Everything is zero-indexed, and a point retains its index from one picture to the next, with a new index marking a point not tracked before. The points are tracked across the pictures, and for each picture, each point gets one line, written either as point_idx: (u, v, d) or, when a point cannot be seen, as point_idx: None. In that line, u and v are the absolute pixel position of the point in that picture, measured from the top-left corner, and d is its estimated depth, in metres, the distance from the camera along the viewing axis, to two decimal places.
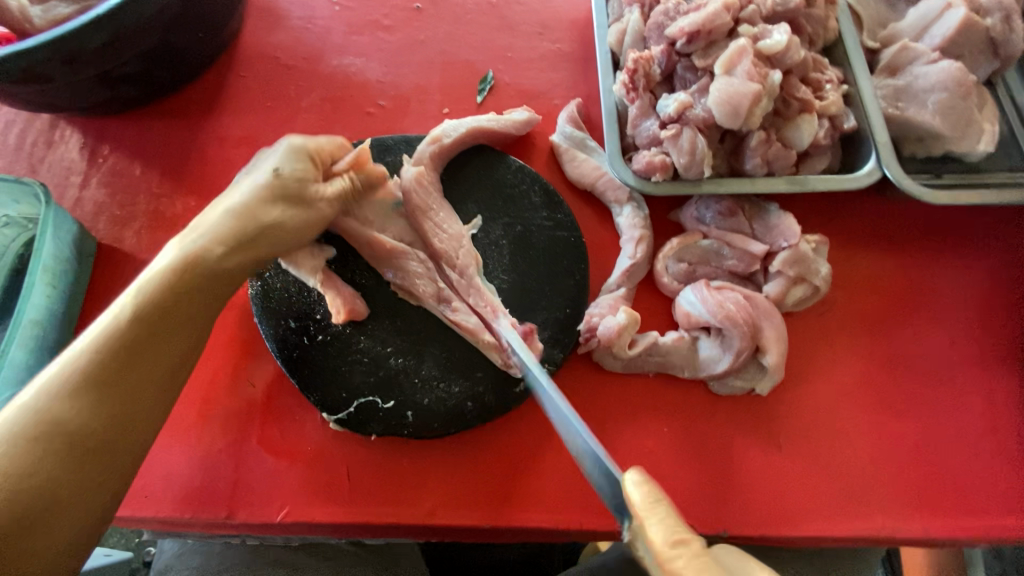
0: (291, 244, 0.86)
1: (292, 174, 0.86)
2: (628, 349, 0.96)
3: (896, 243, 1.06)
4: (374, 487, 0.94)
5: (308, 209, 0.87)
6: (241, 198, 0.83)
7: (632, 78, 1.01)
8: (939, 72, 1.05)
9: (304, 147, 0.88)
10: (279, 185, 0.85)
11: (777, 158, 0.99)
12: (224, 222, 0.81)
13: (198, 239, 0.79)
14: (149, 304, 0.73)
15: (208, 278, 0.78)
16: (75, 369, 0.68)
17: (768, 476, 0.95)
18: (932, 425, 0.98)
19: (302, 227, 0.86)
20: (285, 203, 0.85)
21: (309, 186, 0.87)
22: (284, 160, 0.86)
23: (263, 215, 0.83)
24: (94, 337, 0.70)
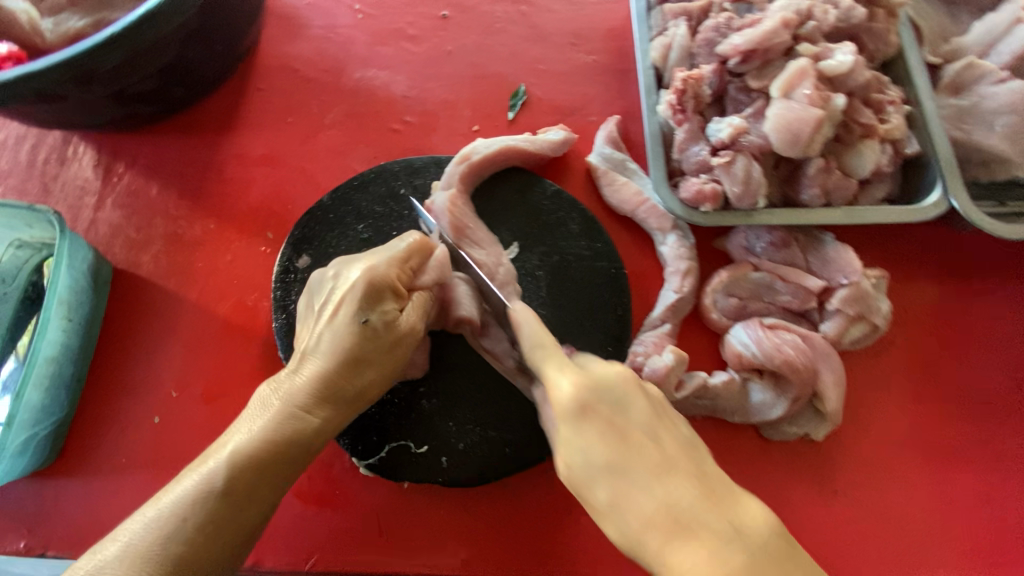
0: (376, 390, 0.78)
1: (376, 317, 0.76)
2: (675, 392, 0.90)
3: (959, 276, 0.99)
4: (406, 535, 0.90)
5: (397, 350, 0.78)
6: (327, 349, 0.74)
7: (680, 99, 0.94)
8: (1009, 93, 0.98)
9: (388, 273, 0.78)
10: (368, 328, 0.75)
11: (837, 187, 0.92)
12: (313, 380, 0.73)
13: (285, 403, 0.72)
14: (233, 478, 0.65)
15: (293, 447, 0.70)
16: (149, 551, 0.60)
17: (822, 527, 0.90)
18: (996, 474, 0.92)
19: (389, 366, 0.78)
20: (376, 347, 0.76)
21: (396, 323, 0.78)
22: (369, 303, 0.76)
23: (352, 371, 0.75)
24: (172, 510, 0.62)
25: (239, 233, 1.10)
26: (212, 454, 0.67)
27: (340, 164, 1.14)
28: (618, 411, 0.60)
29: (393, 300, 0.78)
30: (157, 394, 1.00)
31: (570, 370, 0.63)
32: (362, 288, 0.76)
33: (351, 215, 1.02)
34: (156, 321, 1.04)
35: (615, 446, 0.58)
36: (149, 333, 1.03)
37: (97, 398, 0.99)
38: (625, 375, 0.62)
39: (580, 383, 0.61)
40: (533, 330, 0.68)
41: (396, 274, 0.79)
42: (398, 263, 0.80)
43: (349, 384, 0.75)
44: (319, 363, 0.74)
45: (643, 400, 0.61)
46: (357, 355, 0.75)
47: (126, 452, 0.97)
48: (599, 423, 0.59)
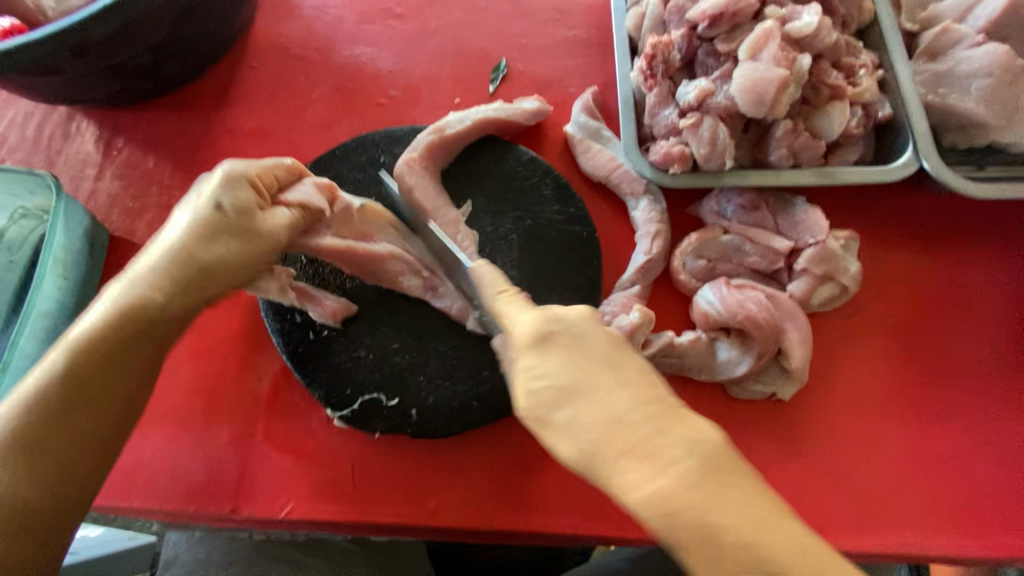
0: (244, 268, 0.79)
1: (234, 202, 0.78)
2: (642, 349, 0.92)
3: (934, 240, 0.99)
4: (378, 486, 0.92)
5: (258, 245, 0.80)
6: (177, 229, 0.76)
7: (649, 64, 0.96)
8: (984, 55, 0.98)
9: (246, 172, 0.80)
10: (226, 219, 0.77)
11: (805, 148, 0.93)
12: (156, 259, 0.75)
13: (117, 293, 0.72)
14: (114, 327, 0.70)
15: (161, 291, 0.73)
16: (20, 407, 0.65)
17: (789, 486, 0.90)
18: (969, 438, 0.91)
19: (249, 262, 0.79)
20: (230, 232, 0.77)
21: (247, 212, 0.79)
22: (221, 189, 0.78)
23: (199, 251, 0.75)
24: (49, 384, 0.66)
25: None
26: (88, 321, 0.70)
27: (326, 136, 1.18)
28: (575, 344, 0.63)
29: (251, 193, 0.80)
30: None
31: (534, 309, 0.66)
32: (212, 190, 0.78)
33: (332, 181, 1.05)
34: None
35: (580, 389, 0.61)
36: None
37: None
38: (590, 314, 0.65)
39: (545, 316, 0.64)
40: (498, 279, 0.73)
41: (270, 179, 0.84)
42: (258, 165, 0.82)
43: (193, 262, 0.75)
44: (158, 252, 0.75)
45: (608, 337, 0.64)
46: (186, 228, 0.76)
47: None
48: (560, 351, 0.62)
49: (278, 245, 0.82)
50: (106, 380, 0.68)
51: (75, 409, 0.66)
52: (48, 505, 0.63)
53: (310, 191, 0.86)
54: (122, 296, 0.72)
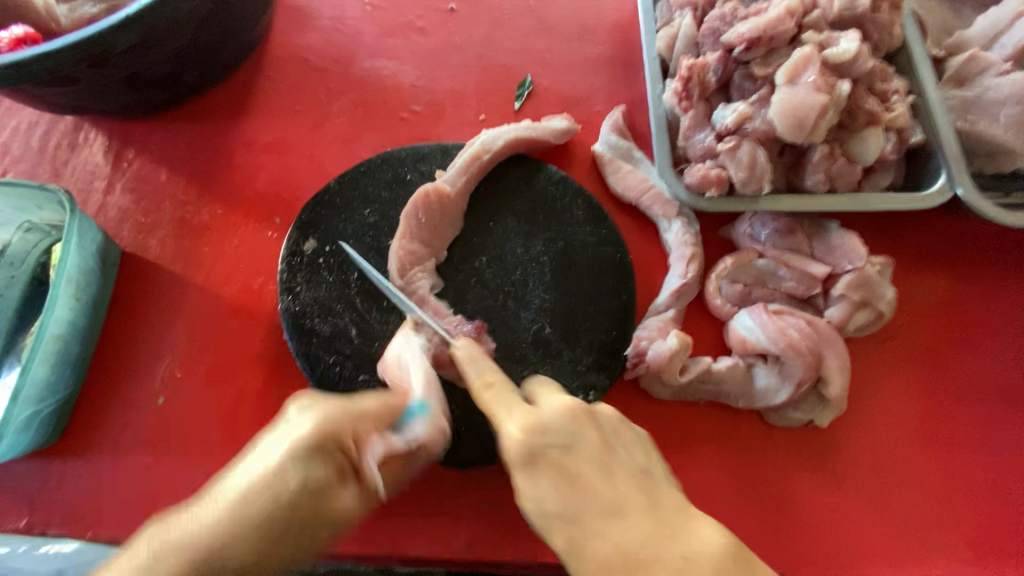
0: (282, 564, 0.68)
1: (310, 482, 0.66)
2: (678, 376, 0.90)
3: (964, 265, 1.00)
4: (408, 517, 0.89)
5: (320, 527, 0.68)
6: (224, 500, 0.64)
7: (685, 86, 0.95)
8: (1014, 84, 0.98)
9: (338, 429, 0.68)
10: (291, 501, 0.65)
11: (840, 174, 0.93)
12: (184, 539, 0.62)
13: (150, 547, 0.61)
14: None
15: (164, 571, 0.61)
16: None
17: (829, 517, 0.88)
18: (1010, 467, 0.91)
19: (299, 553, 0.68)
20: (295, 516, 0.66)
21: (329, 484, 0.68)
22: (302, 458, 0.66)
23: (231, 545, 0.63)
24: None
25: (246, 217, 1.10)
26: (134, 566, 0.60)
27: (348, 151, 1.15)
28: (569, 454, 0.65)
29: (331, 468, 0.68)
30: (162, 375, 0.99)
31: (520, 415, 0.67)
32: (290, 452, 0.66)
33: (357, 199, 1.02)
34: (162, 304, 1.04)
35: (595, 503, 0.64)
36: (155, 315, 1.04)
37: (102, 379, 0.99)
38: (573, 411, 0.68)
39: (534, 428, 0.65)
40: (481, 370, 0.72)
41: (366, 428, 0.71)
42: (354, 418, 0.70)
43: (219, 554, 0.63)
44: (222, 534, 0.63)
45: (589, 430, 0.67)
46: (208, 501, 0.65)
47: (128, 433, 0.96)
48: (553, 472, 0.65)
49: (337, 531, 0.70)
50: None
51: None
52: None
53: (377, 461, 0.70)
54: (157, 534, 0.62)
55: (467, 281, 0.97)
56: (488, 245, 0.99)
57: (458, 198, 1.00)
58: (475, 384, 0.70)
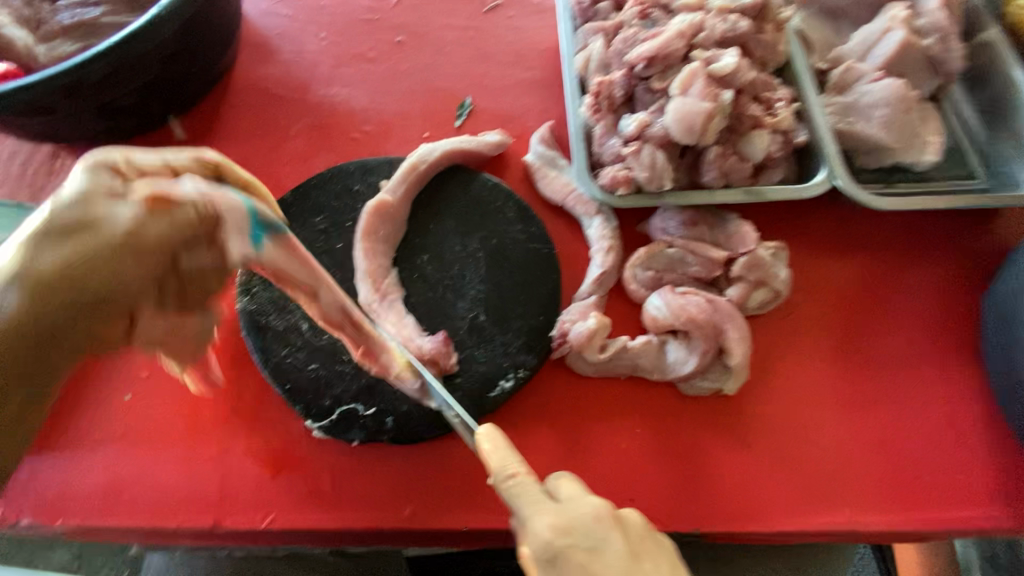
0: (153, 261, 0.73)
1: (132, 222, 0.71)
2: (599, 353, 1.01)
3: (853, 248, 1.12)
4: (357, 493, 0.96)
5: (93, 250, 0.69)
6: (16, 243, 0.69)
7: (596, 100, 1.09)
8: (882, 89, 1.13)
9: (100, 180, 0.72)
10: (118, 239, 0.70)
11: (733, 170, 1.06)
12: (53, 258, 0.69)
13: (14, 257, 0.68)
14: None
15: (53, 298, 0.69)
16: None
17: (740, 474, 0.97)
18: (902, 424, 1.00)
19: (125, 267, 0.70)
20: (101, 289, 0.70)
21: (118, 273, 0.70)
22: (81, 186, 0.71)
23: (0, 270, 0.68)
24: None
25: None
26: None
27: (305, 168, 1.26)
28: (593, 555, 0.72)
29: (168, 221, 0.73)
30: (129, 375, 1.07)
31: (546, 513, 0.73)
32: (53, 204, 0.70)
33: (310, 209, 1.13)
34: None
35: (582, 563, 0.71)
36: None
37: (72, 380, 1.07)
38: (599, 513, 0.74)
39: (558, 527, 0.72)
40: (512, 464, 0.76)
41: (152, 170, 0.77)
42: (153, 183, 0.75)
43: (50, 266, 0.68)
44: (26, 303, 0.68)
45: (613, 534, 0.73)
46: (66, 242, 0.69)
47: (96, 429, 1.03)
48: (574, 570, 0.71)
49: (175, 239, 0.73)
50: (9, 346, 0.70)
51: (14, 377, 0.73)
52: None
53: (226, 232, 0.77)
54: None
55: (410, 277, 1.08)
56: (428, 245, 1.10)
57: (399, 205, 1.10)
58: (500, 479, 0.75)
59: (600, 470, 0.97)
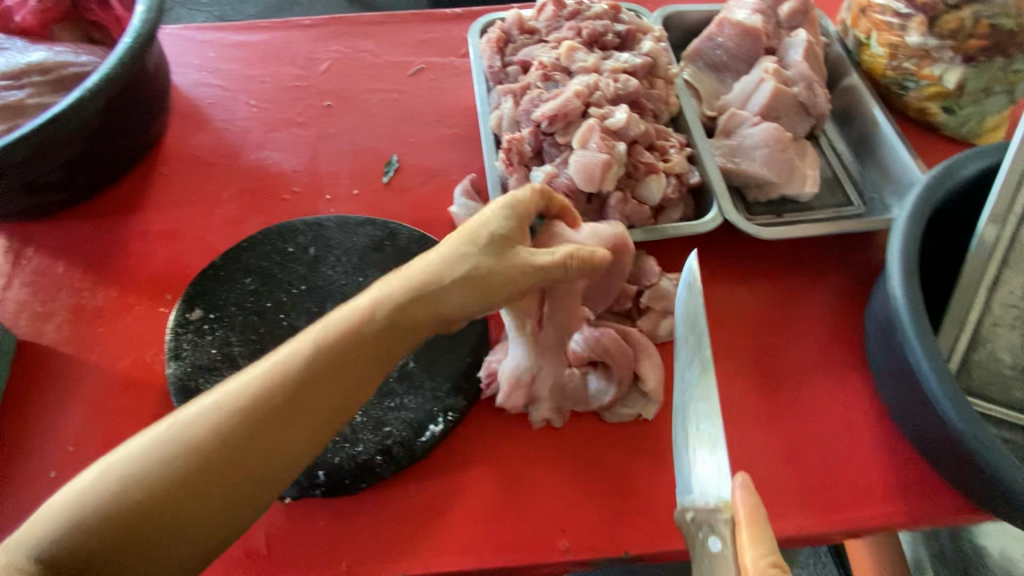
0: (502, 284, 0.83)
1: (502, 229, 0.85)
2: (524, 390, 1.05)
3: (750, 274, 1.25)
4: (292, 549, 0.96)
5: (507, 266, 0.84)
6: (439, 257, 0.84)
7: (508, 156, 1.19)
8: (761, 132, 1.28)
9: (517, 206, 0.87)
10: (483, 245, 0.84)
11: (634, 212, 1.16)
12: (387, 295, 0.81)
13: (429, 274, 0.83)
14: (338, 345, 0.78)
15: (405, 317, 0.81)
16: (225, 420, 0.72)
17: (662, 494, 1.03)
18: (804, 432, 1.10)
19: (473, 287, 0.83)
20: (422, 313, 0.82)
21: (512, 276, 0.83)
22: (497, 217, 0.86)
23: (477, 282, 0.83)
24: (296, 353, 0.77)
25: (140, 297, 1.22)
26: (239, 381, 0.75)
27: (236, 231, 1.30)
28: None
29: (521, 220, 0.87)
30: (54, 451, 1.06)
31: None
32: (494, 214, 0.86)
33: (240, 270, 1.17)
34: (57, 384, 1.12)
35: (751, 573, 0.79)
36: (49, 395, 1.11)
37: None
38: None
39: None
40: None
41: (532, 208, 0.89)
42: (518, 203, 0.87)
43: (433, 279, 0.83)
44: (377, 298, 0.81)
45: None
46: (404, 281, 0.82)
47: (18, 509, 1.00)
48: None
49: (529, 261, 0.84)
50: (284, 421, 0.74)
51: (277, 420, 0.74)
52: (265, 415, 0.73)
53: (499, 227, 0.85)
54: (340, 319, 0.80)
55: None
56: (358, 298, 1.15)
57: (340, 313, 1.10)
58: None
59: (530, 503, 1.01)
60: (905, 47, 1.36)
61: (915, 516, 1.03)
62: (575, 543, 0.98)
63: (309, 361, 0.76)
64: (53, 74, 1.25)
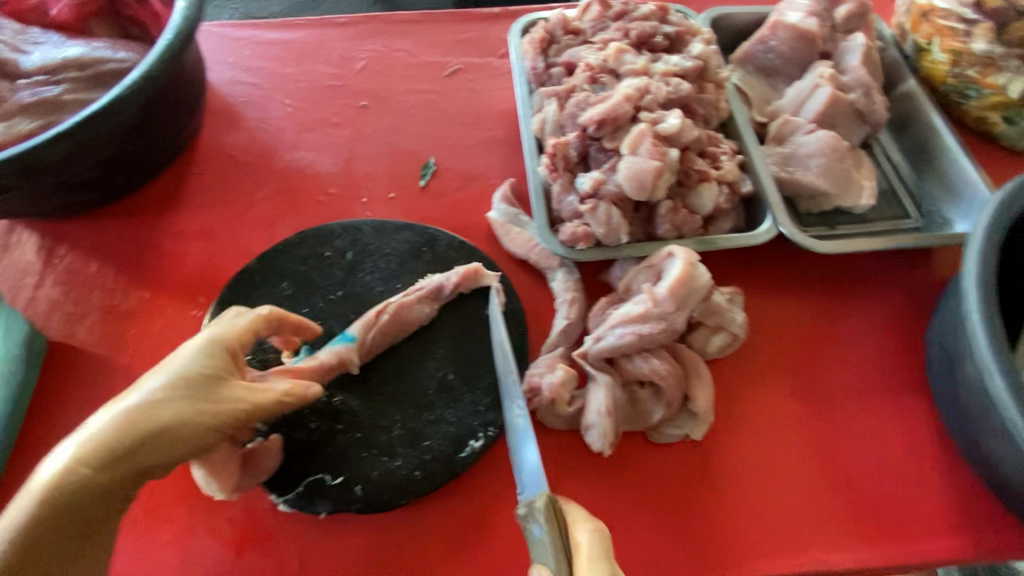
0: (196, 437, 0.82)
1: (202, 369, 0.84)
2: (567, 406, 1.01)
3: (803, 289, 1.19)
4: (327, 566, 0.93)
5: (214, 406, 0.83)
6: (174, 367, 0.83)
7: (552, 161, 1.14)
8: (816, 140, 1.22)
9: (224, 338, 0.88)
10: (184, 379, 0.82)
11: (685, 222, 1.11)
12: (117, 417, 0.79)
13: (165, 385, 0.81)
14: (154, 420, 0.80)
15: (112, 468, 0.78)
16: (48, 495, 0.75)
17: (713, 520, 0.98)
18: (862, 458, 1.04)
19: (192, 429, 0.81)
20: (152, 454, 0.80)
21: (199, 426, 0.82)
22: (207, 351, 0.85)
23: (203, 412, 0.82)
24: (103, 431, 0.78)
25: (173, 299, 1.19)
26: (84, 433, 0.78)
27: (270, 233, 1.27)
28: None
29: (225, 359, 0.87)
30: None
31: None
32: (200, 344, 0.85)
33: (276, 274, 1.14)
34: (88, 387, 1.10)
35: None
36: (80, 398, 1.09)
37: (25, 465, 1.02)
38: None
39: None
40: None
41: (244, 338, 0.90)
42: (244, 330, 0.90)
43: (152, 417, 0.80)
44: (133, 409, 0.79)
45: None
46: (186, 397, 0.82)
47: None
48: None
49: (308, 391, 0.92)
50: (108, 494, 0.79)
51: (103, 498, 0.79)
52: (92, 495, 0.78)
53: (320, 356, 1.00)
54: (132, 407, 0.79)
55: None
56: None
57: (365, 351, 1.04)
58: None
59: None
60: (969, 54, 1.30)
61: (984, 551, 0.97)
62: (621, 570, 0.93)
63: (109, 442, 0.78)
64: (91, 70, 1.23)
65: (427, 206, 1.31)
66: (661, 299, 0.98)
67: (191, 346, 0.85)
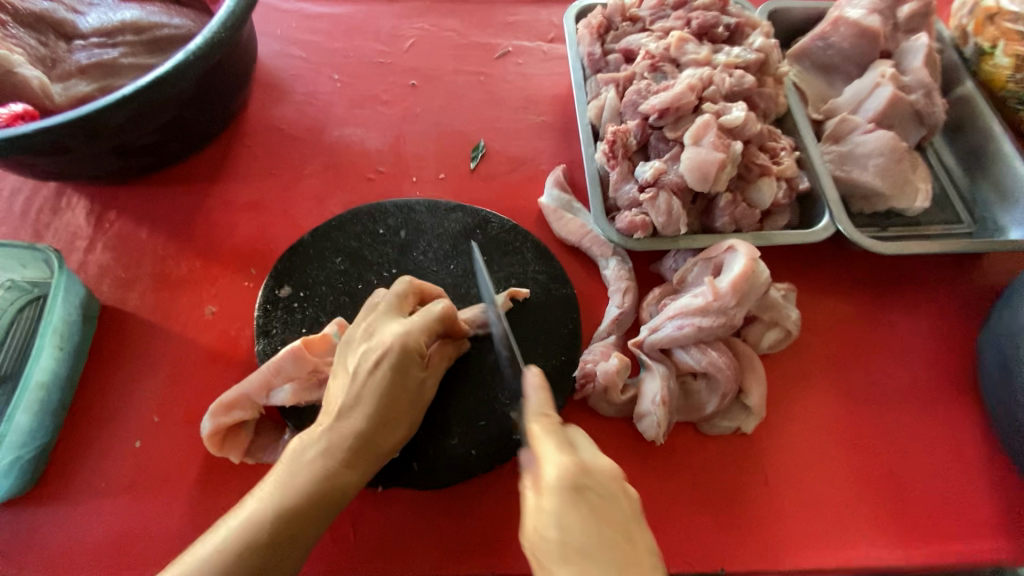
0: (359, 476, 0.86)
1: (385, 401, 0.88)
2: (621, 393, 1.01)
3: (854, 289, 1.19)
4: (381, 538, 0.94)
5: (372, 446, 0.87)
6: (347, 399, 0.87)
7: (612, 148, 1.12)
8: (875, 140, 1.21)
9: (404, 364, 0.89)
10: (386, 406, 0.87)
11: (744, 216, 1.11)
12: (350, 438, 0.84)
13: (358, 416, 0.86)
14: (345, 457, 0.84)
15: (330, 498, 0.81)
16: (269, 526, 0.75)
17: (762, 513, 0.98)
18: (910, 458, 1.05)
19: (356, 468, 0.85)
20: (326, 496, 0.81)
21: (359, 465, 0.85)
22: (373, 384, 0.88)
23: (369, 447, 0.86)
24: (321, 468, 0.81)
25: (224, 270, 1.19)
26: (286, 481, 0.79)
27: (320, 209, 1.27)
28: None
29: (401, 388, 0.89)
30: (137, 421, 1.04)
31: None
32: (399, 368, 0.89)
33: (329, 249, 1.14)
34: (140, 352, 1.10)
35: (559, 434, 0.74)
36: (132, 363, 1.09)
37: (79, 427, 1.03)
38: (614, 472, 0.72)
39: None
40: None
41: (421, 363, 0.92)
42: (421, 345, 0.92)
43: (375, 446, 0.87)
44: (353, 421, 0.86)
45: (624, 496, 0.72)
46: (344, 433, 0.85)
47: (103, 477, 0.99)
48: None
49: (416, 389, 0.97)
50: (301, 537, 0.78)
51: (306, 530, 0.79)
52: (314, 521, 0.80)
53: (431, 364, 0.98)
54: (362, 433, 0.85)
55: None
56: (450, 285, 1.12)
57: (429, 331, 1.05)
58: None
59: None
60: None
61: None
62: (671, 556, 0.94)
63: (319, 484, 0.80)
64: (147, 35, 1.22)
65: (477, 188, 1.31)
66: (723, 294, 0.98)
67: (359, 378, 0.88)
